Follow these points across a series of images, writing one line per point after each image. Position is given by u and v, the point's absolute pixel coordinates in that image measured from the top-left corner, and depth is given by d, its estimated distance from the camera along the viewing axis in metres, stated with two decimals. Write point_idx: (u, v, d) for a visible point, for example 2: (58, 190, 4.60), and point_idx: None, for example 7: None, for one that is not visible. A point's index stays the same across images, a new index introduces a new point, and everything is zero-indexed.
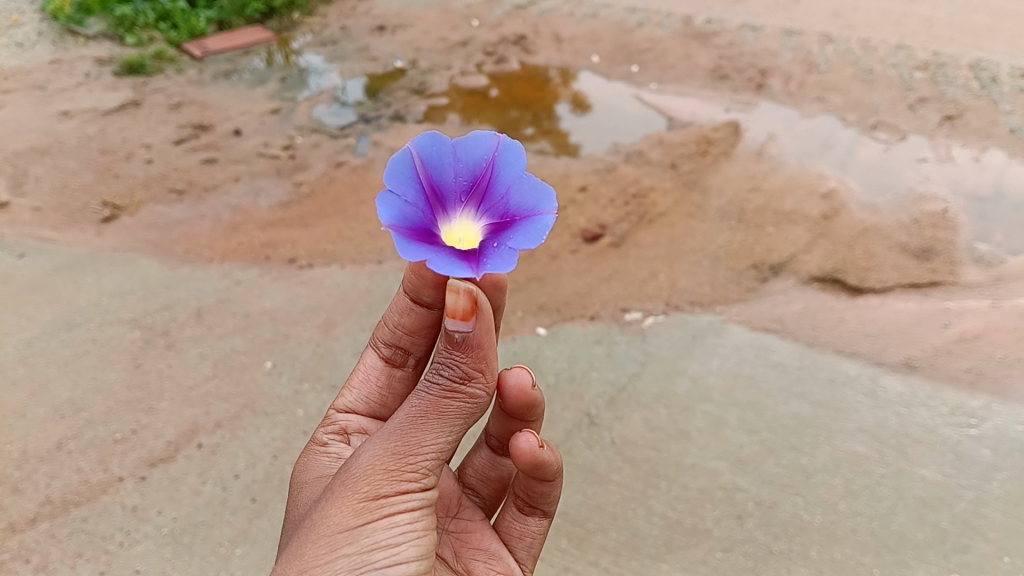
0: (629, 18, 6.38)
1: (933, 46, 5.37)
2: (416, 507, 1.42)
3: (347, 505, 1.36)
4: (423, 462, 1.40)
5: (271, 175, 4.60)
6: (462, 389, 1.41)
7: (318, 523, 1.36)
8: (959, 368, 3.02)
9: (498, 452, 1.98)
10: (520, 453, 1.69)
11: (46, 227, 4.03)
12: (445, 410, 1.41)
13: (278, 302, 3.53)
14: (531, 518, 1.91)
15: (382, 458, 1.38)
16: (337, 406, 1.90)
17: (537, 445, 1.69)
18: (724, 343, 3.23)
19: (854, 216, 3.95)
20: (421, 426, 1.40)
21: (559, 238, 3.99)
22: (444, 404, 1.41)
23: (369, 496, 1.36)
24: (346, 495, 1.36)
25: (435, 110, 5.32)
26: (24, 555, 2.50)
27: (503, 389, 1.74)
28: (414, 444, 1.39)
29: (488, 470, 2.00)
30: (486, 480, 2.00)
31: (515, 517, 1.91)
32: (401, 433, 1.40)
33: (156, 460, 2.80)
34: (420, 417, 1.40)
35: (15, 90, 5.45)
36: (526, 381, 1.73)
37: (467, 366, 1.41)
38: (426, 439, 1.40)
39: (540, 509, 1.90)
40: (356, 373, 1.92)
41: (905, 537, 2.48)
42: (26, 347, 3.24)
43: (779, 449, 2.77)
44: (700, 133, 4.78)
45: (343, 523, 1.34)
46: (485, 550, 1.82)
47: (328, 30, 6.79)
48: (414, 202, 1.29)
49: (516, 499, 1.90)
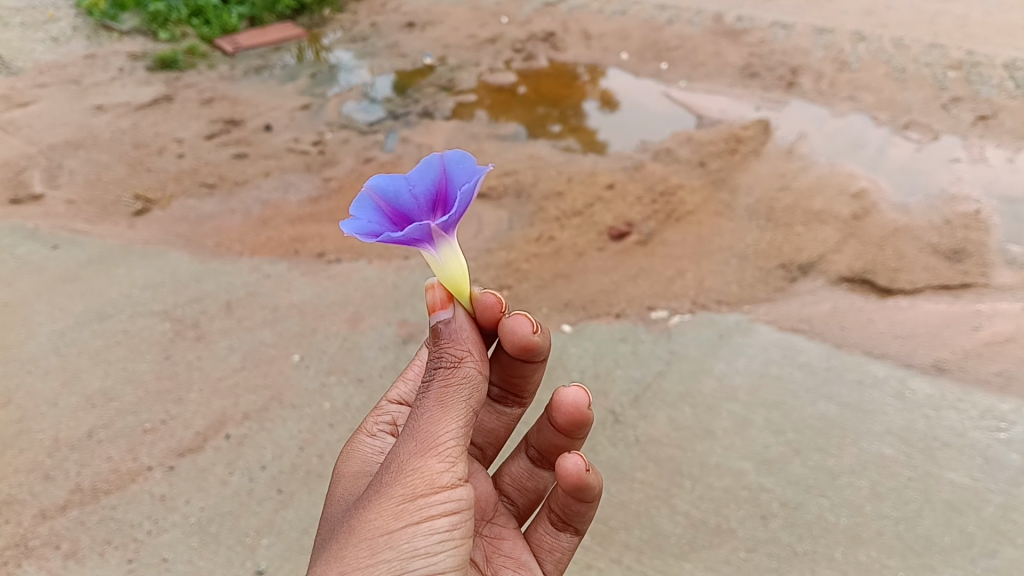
0: (659, 15, 6.34)
1: (968, 45, 5.29)
2: (453, 511, 1.41)
3: (385, 509, 1.36)
4: (448, 454, 1.40)
5: (300, 170, 4.63)
6: (457, 373, 1.43)
7: (359, 527, 1.37)
8: (991, 370, 2.98)
9: (537, 463, 1.96)
10: (566, 472, 1.71)
11: (80, 219, 4.09)
12: (451, 400, 1.41)
13: (306, 296, 3.57)
14: (563, 533, 1.91)
15: (408, 458, 1.39)
16: (390, 398, 1.89)
17: (584, 467, 1.71)
18: (751, 343, 3.21)
19: (885, 216, 3.90)
20: (433, 418, 1.41)
21: (585, 236, 3.98)
22: (448, 394, 1.42)
23: (405, 499, 1.36)
24: (382, 500, 1.37)
25: (462, 107, 5.33)
26: (54, 541, 2.54)
27: (557, 405, 1.76)
28: (433, 439, 1.39)
29: (525, 480, 1.98)
30: (522, 490, 1.99)
31: (547, 531, 1.91)
32: (419, 431, 1.41)
33: (184, 450, 2.84)
34: (433, 408, 1.42)
35: (50, 84, 5.54)
36: (581, 401, 1.75)
37: (458, 351, 1.44)
38: (443, 429, 1.40)
39: (573, 526, 1.89)
40: (411, 367, 1.92)
41: (933, 541, 2.45)
42: (58, 338, 3.30)
43: (805, 450, 2.76)
44: (728, 131, 4.75)
45: (383, 526, 1.35)
46: (515, 559, 1.82)
47: (358, 27, 6.83)
48: (419, 196, 1.37)
49: (550, 514, 1.89)
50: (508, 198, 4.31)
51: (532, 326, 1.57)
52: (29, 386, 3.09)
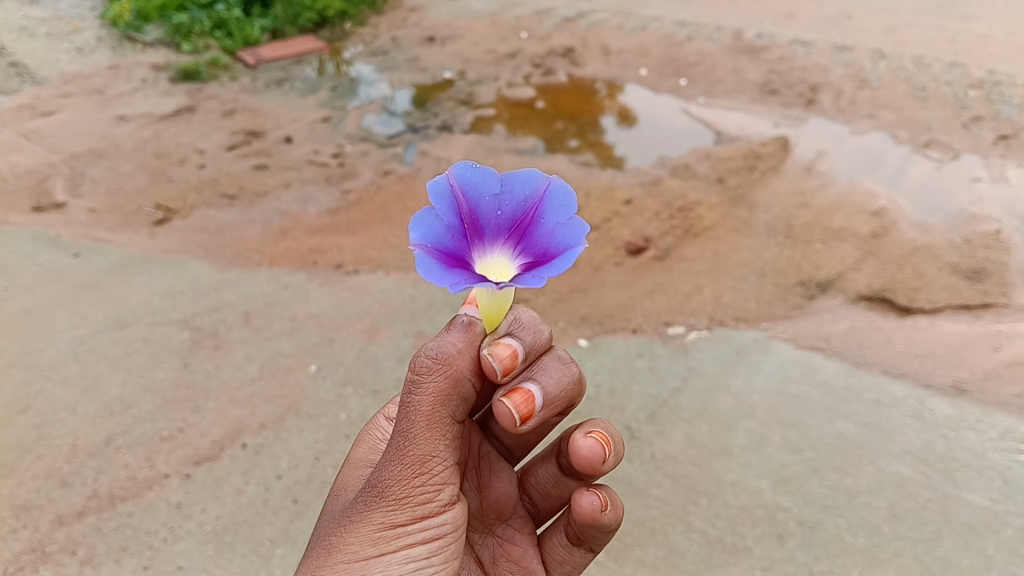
0: (678, 31, 6.35)
1: (989, 64, 5.27)
2: (431, 538, 1.48)
3: (364, 534, 1.42)
4: (432, 482, 1.46)
5: (320, 181, 4.66)
6: (445, 393, 1.47)
7: (337, 547, 1.43)
8: (1011, 392, 2.95)
9: (564, 472, 1.90)
10: (580, 509, 1.71)
11: (101, 228, 4.13)
12: (434, 421, 1.46)
13: (324, 307, 3.58)
14: (576, 549, 1.88)
15: (393, 484, 1.44)
16: None
17: (599, 508, 1.71)
18: (769, 360, 3.19)
19: (905, 234, 3.89)
20: (418, 442, 1.44)
21: (603, 250, 3.99)
22: (432, 416, 1.46)
23: (384, 527, 1.43)
24: (362, 524, 1.43)
25: (481, 121, 5.35)
26: (71, 547, 2.56)
27: (572, 451, 1.63)
28: (414, 465, 1.44)
29: (551, 486, 1.93)
30: (546, 494, 1.95)
31: (561, 543, 1.89)
32: (402, 454, 1.44)
33: (201, 459, 2.85)
34: (422, 430, 1.45)
35: (74, 94, 5.60)
36: (596, 458, 1.62)
37: (451, 355, 1.47)
38: (426, 456, 1.45)
39: (586, 545, 1.86)
40: None
41: (950, 563, 2.42)
42: (78, 345, 3.32)
43: (822, 469, 2.74)
44: (748, 148, 4.75)
45: (360, 551, 1.42)
46: (521, 566, 1.88)
47: (378, 41, 6.88)
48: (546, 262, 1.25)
49: (567, 528, 1.86)
50: None
51: (514, 422, 1.47)
52: (48, 392, 3.11)
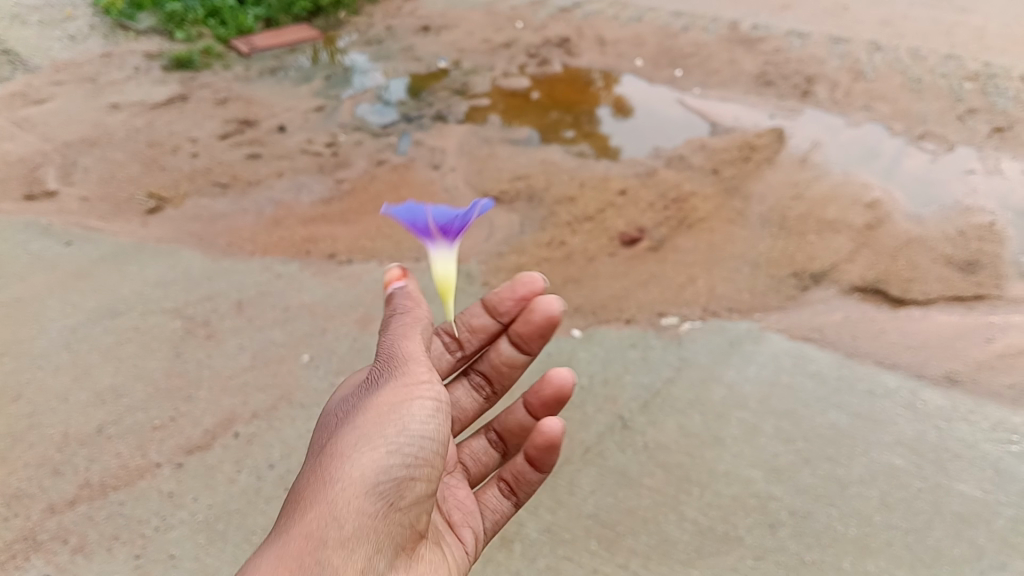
0: (674, 22, 6.33)
1: (984, 57, 5.27)
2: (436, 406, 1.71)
3: (386, 389, 1.64)
4: (427, 364, 1.73)
5: (313, 171, 4.64)
6: (417, 315, 1.85)
7: (362, 407, 1.63)
8: (1003, 383, 2.96)
9: (495, 442, 2.31)
10: (545, 433, 2.08)
11: (94, 216, 4.12)
12: (414, 328, 1.80)
13: (317, 296, 3.57)
14: (506, 500, 2.19)
15: (395, 363, 1.70)
16: None
17: (558, 431, 2.09)
18: (762, 351, 3.19)
19: (899, 226, 3.89)
20: (408, 338, 1.76)
21: (597, 241, 3.95)
22: (411, 325, 1.81)
23: (399, 381, 1.66)
24: (382, 387, 1.66)
25: (476, 111, 5.34)
26: (61, 536, 2.56)
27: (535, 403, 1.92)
28: (408, 349, 1.73)
29: (482, 455, 2.29)
30: (476, 463, 2.27)
31: (495, 495, 2.18)
32: (396, 346, 1.74)
33: (193, 447, 2.84)
34: (406, 337, 1.77)
35: (66, 82, 5.56)
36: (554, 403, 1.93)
37: (412, 302, 1.88)
38: (415, 346, 1.75)
39: (516, 496, 2.19)
40: None
41: (942, 553, 2.43)
42: (70, 334, 3.31)
43: (815, 459, 2.74)
44: (742, 139, 4.74)
45: (384, 400, 1.62)
46: (466, 508, 2.07)
47: (373, 30, 6.85)
48: None
49: (502, 479, 2.19)
50: (518, 201, 4.28)
51: None
52: (40, 380, 3.09)
